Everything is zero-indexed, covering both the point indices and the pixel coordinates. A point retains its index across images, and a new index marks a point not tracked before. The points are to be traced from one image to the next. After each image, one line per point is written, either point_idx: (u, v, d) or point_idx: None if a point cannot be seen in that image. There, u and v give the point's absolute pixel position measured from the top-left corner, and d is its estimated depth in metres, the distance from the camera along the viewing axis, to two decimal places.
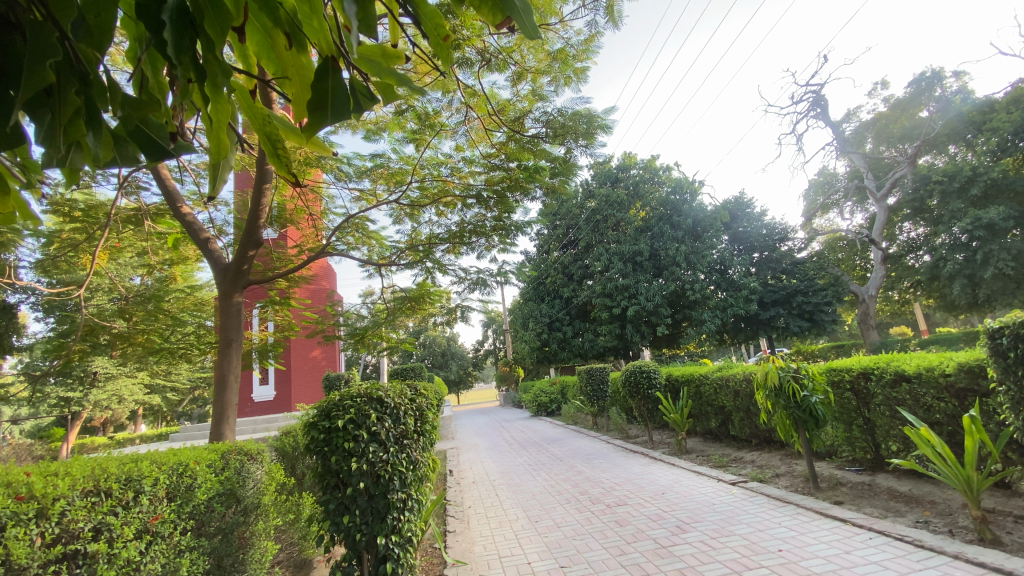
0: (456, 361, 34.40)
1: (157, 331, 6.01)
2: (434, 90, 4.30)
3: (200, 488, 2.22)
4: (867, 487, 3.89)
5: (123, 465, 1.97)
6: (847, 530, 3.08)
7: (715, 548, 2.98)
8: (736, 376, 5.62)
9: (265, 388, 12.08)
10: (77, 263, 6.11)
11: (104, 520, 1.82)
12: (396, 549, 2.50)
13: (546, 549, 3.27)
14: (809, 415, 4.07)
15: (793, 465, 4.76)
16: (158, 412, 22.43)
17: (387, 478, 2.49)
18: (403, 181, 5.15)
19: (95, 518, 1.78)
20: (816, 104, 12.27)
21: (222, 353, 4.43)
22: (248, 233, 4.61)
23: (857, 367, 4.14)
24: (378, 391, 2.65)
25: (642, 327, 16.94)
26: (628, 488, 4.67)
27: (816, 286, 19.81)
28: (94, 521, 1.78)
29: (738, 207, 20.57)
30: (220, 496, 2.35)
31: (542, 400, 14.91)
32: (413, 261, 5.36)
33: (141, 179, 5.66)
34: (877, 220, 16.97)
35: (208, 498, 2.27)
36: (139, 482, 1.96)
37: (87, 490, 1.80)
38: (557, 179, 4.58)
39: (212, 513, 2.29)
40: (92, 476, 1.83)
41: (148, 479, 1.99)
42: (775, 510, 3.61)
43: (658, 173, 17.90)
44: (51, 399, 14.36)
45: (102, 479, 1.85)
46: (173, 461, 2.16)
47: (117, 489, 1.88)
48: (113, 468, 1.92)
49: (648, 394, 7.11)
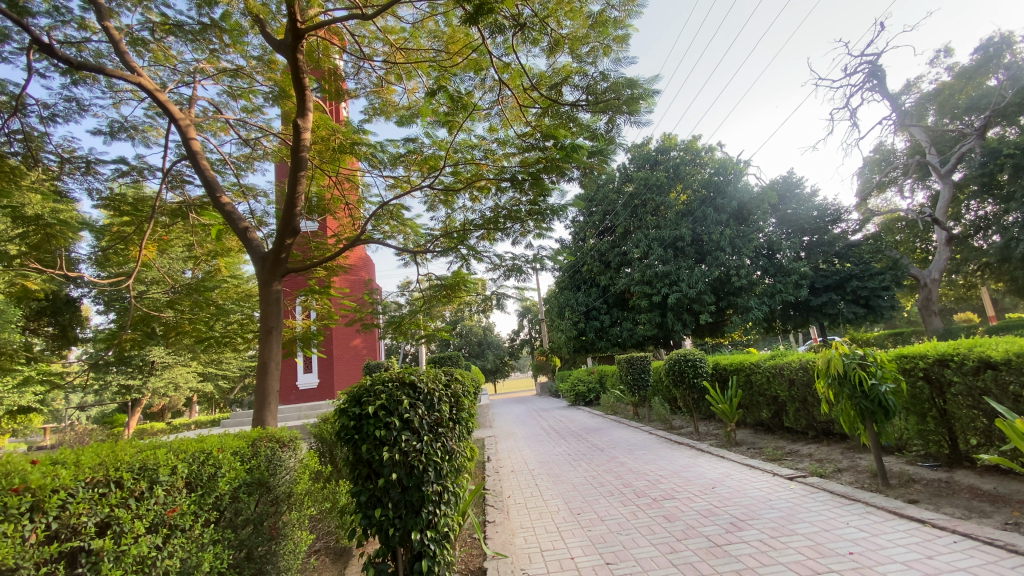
0: (492, 350, 34.66)
1: (203, 320, 6.17)
2: (466, 71, 4.42)
3: (223, 478, 2.15)
4: (944, 484, 3.55)
5: (138, 454, 1.87)
6: (927, 533, 2.78)
7: (776, 549, 2.76)
8: (791, 364, 5.28)
9: (309, 376, 12.41)
10: (127, 255, 6.35)
11: (113, 514, 1.71)
12: (432, 546, 2.41)
13: (590, 544, 3.12)
14: (878, 406, 3.74)
15: (856, 460, 4.43)
16: (211, 399, 23.61)
17: (421, 469, 2.39)
18: (437, 167, 5.07)
19: (101, 512, 1.66)
20: (873, 75, 11.39)
21: (263, 340, 4.47)
22: (285, 222, 4.60)
23: (932, 353, 3.76)
24: (410, 376, 2.56)
25: (685, 315, 16.50)
26: (674, 481, 4.47)
27: (873, 270, 18.70)
28: (99, 514, 1.66)
29: (786, 188, 19.55)
30: (247, 486, 2.29)
31: (581, 389, 14.72)
32: (448, 248, 5.17)
33: (185, 172, 5.81)
34: (941, 197, 15.77)
35: (233, 488, 2.20)
36: (155, 472, 1.86)
37: (94, 481, 1.68)
38: (596, 159, 4.32)
39: (238, 504, 2.24)
40: (102, 465, 1.72)
41: (164, 469, 1.89)
42: (841, 508, 3.33)
43: (699, 154, 17.24)
44: (114, 387, 15.28)
45: (113, 468, 1.73)
46: (195, 449, 2.07)
47: (129, 479, 1.77)
48: (126, 457, 1.81)
49: (693, 383, 6.80)
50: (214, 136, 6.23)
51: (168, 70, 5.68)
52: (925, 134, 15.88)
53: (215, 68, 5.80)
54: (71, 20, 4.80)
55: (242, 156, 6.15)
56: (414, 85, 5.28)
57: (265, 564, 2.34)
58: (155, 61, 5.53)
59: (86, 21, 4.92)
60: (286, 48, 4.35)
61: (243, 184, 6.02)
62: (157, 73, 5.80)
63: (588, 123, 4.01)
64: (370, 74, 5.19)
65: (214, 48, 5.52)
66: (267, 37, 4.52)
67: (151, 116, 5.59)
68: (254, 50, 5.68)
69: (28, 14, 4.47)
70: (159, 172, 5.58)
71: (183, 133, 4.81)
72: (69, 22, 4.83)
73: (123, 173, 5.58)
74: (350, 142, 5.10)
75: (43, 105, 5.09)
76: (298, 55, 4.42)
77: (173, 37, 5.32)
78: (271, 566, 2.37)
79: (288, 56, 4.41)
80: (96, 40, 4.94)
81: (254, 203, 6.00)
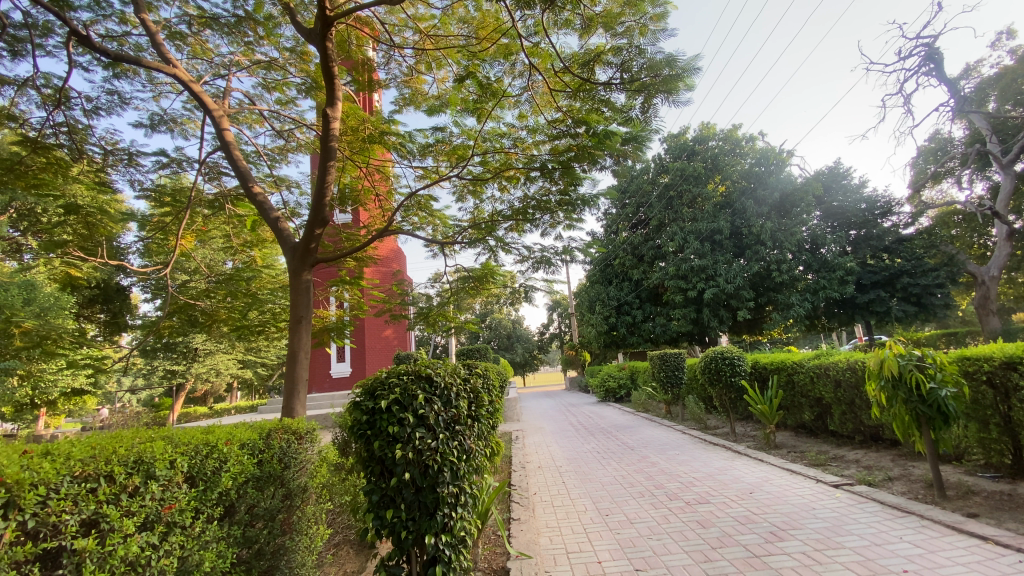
0: (521, 344, 34.68)
1: (237, 308, 6.31)
2: (495, 58, 4.28)
3: (228, 472, 2.10)
4: (1008, 497, 3.25)
5: (136, 446, 1.84)
6: (990, 551, 2.52)
7: (821, 563, 2.56)
8: (837, 364, 4.97)
9: (341, 365, 12.71)
10: (167, 245, 6.57)
11: (101, 511, 1.67)
12: (446, 551, 2.34)
13: (618, 549, 2.99)
14: (935, 411, 3.45)
15: (907, 468, 4.13)
16: (250, 385, 24.47)
17: (436, 469, 2.31)
18: (465, 156, 5.01)
19: (89, 509, 1.63)
20: (930, 59, 10.66)
21: (292, 329, 4.49)
22: (315, 212, 4.59)
23: (998, 356, 3.44)
24: (426, 369, 2.50)
25: (721, 311, 16.04)
26: (709, 484, 4.28)
27: (926, 266, 17.69)
28: (84, 511, 1.61)
29: (832, 179, 18.55)
30: (256, 480, 2.27)
31: (611, 385, 14.46)
32: (476, 240, 5.07)
33: (221, 164, 5.92)
34: (1003, 189, 14.71)
35: (240, 483, 2.17)
36: (151, 465, 1.82)
37: (84, 475, 1.65)
38: (630, 146, 4.21)
39: (247, 499, 2.21)
40: (93, 458, 1.68)
41: (161, 463, 1.85)
42: (893, 521, 3.08)
43: (740, 144, 16.61)
44: (160, 370, 16.00)
45: (105, 462, 1.70)
46: (199, 442, 2.04)
47: (122, 473, 1.74)
48: (123, 449, 1.78)
49: (731, 382, 6.52)
50: (250, 128, 6.31)
51: (205, 63, 5.80)
52: (986, 121, 14.73)
53: (249, 60, 5.87)
54: (112, 15, 4.95)
55: (276, 148, 6.22)
56: (445, 74, 5.20)
57: (277, 559, 2.33)
58: (193, 54, 5.67)
59: (126, 14, 5.06)
60: (315, 37, 4.30)
61: (277, 175, 6.10)
62: (195, 67, 5.94)
63: (621, 107, 3.81)
64: (400, 63, 5.15)
65: (249, 41, 5.60)
66: (298, 27, 4.47)
67: (188, 109, 5.72)
68: (287, 42, 5.72)
69: (70, 8, 4.63)
70: (196, 163, 5.70)
71: (217, 123, 4.88)
72: (111, 16, 4.98)
73: (163, 164, 5.74)
74: (380, 131, 5.10)
75: (87, 98, 5.27)
76: (328, 43, 4.36)
77: (209, 30, 5.44)
78: (285, 563, 2.36)
79: (318, 44, 4.36)
80: (135, 33, 5.09)
81: (287, 194, 6.08)
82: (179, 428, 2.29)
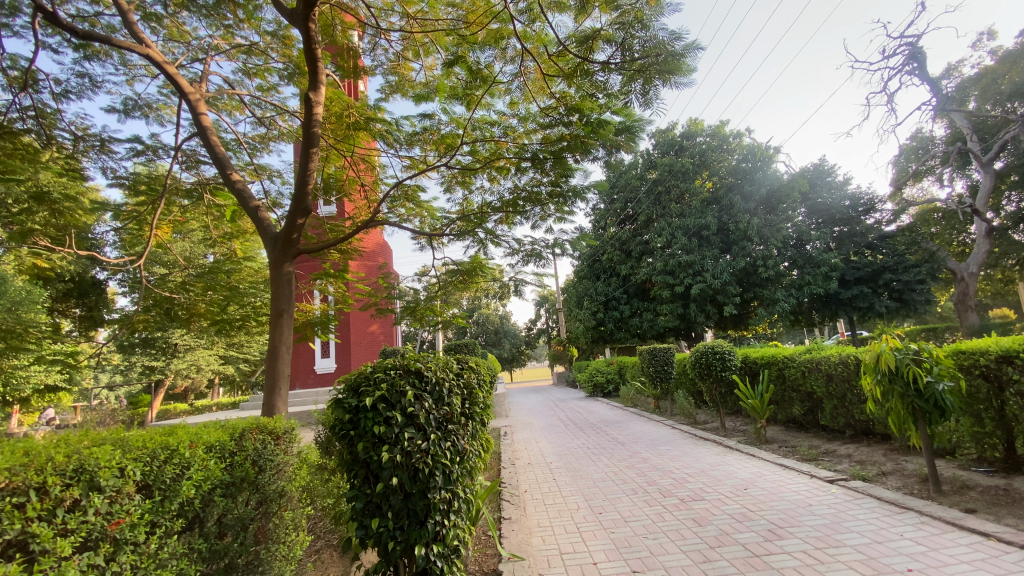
0: (509, 339, 34.66)
1: (216, 302, 6.12)
2: (485, 44, 4.11)
3: (189, 480, 1.95)
4: (1003, 492, 3.24)
5: (80, 451, 1.65)
6: (992, 548, 2.49)
7: (823, 562, 2.51)
8: (830, 358, 4.95)
9: (326, 361, 12.51)
10: (142, 236, 6.32)
11: (31, 530, 1.46)
12: (438, 562, 2.22)
13: (613, 549, 2.90)
14: (933, 405, 3.42)
15: (901, 463, 4.12)
16: (233, 381, 24.01)
17: (427, 473, 2.20)
18: (454, 146, 4.90)
19: (16, 528, 1.42)
20: (913, 58, 10.76)
21: (273, 324, 4.32)
22: (297, 202, 4.40)
23: (994, 350, 3.42)
24: (415, 364, 2.38)
25: (708, 306, 16.08)
26: (703, 480, 4.23)
27: (907, 262, 18.00)
28: (9, 532, 1.40)
29: (817, 176, 18.71)
30: (223, 486, 2.12)
31: (599, 380, 14.43)
32: (465, 232, 4.93)
33: (199, 152, 5.69)
34: (983, 187, 14.94)
35: (204, 491, 2.02)
36: (95, 475, 1.63)
37: (10, 489, 1.44)
38: (623, 137, 4.14)
39: (214, 508, 2.07)
40: (22, 467, 1.48)
41: (107, 472, 1.65)
42: (891, 517, 3.05)
43: (727, 140, 16.72)
44: (138, 366, 15.56)
45: (36, 472, 1.50)
46: (156, 445, 1.87)
47: (58, 485, 1.53)
48: (61, 456, 1.59)
49: (721, 376, 6.49)
50: (229, 115, 6.08)
51: (182, 47, 5.55)
52: (966, 120, 14.97)
53: (229, 45, 5.64)
54: None
55: (257, 136, 6.01)
56: (433, 62, 5.06)
57: (251, 571, 2.21)
58: (169, 37, 5.43)
59: None
60: (298, 17, 4.09)
61: (258, 164, 5.90)
62: (172, 50, 5.70)
63: (613, 96, 3.75)
64: (386, 50, 4.99)
65: (228, 24, 5.37)
66: (279, 7, 4.27)
67: (165, 94, 5.49)
68: (268, 25, 5.51)
69: None
70: (173, 151, 5.47)
71: (194, 108, 4.65)
72: None
73: (138, 152, 5.50)
74: (365, 119, 4.90)
75: (56, 81, 5.02)
76: (311, 25, 4.15)
77: (186, 12, 5.20)
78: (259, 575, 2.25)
79: (300, 26, 4.17)
80: (107, 14, 4.86)
81: (268, 184, 5.88)
82: (140, 429, 2.13)
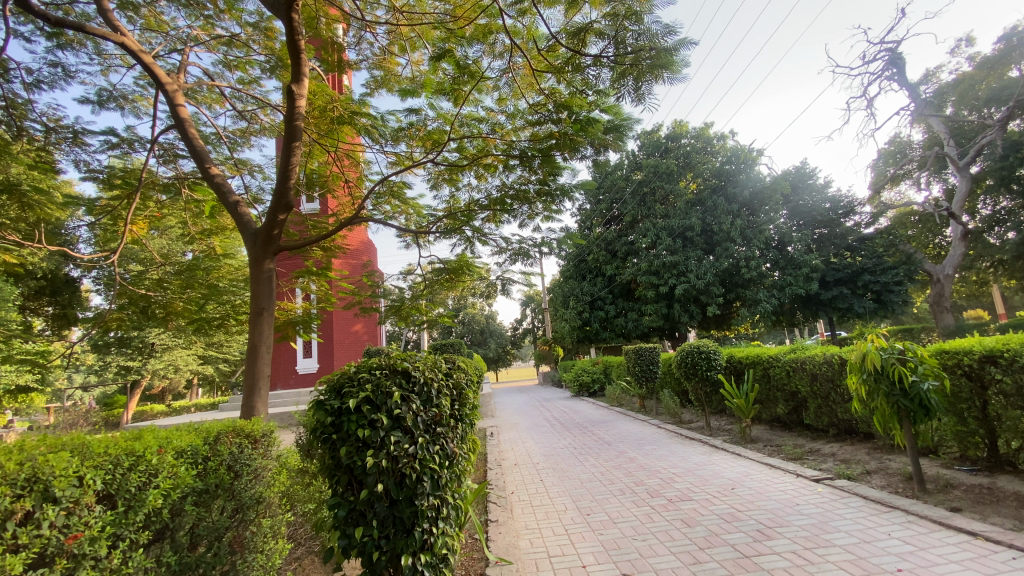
0: (494, 339, 34.60)
1: (195, 300, 5.95)
2: (473, 39, 4.04)
3: (157, 489, 1.85)
4: (986, 490, 3.28)
5: (35, 458, 1.55)
6: (980, 547, 2.50)
7: (813, 563, 2.50)
8: (814, 358, 4.99)
9: (308, 361, 12.30)
10: (117, 232, 6.12)
11: None
12: (425, 570, 2.16)
13: (602, 551, 2.87)
14: (917, 404, 3.45)
15: (885, 462, 4.16)
16: (213, 381, 23.52)
17: (414, 479, 2.13)
18: (441, 142, 4.83)
19: None
20: (893, 64, 10.98)
21: (254, 322, 4.19)
22: (279, 196, 4.27)
23: (978, 349, 3.46)
24: (402, 364, 2.31)
25: (692, 306, 16.23)
26: (691, 480, 4.22)
27: (885, 264, 18.37)
28: None
29: (799, 179, 18.99)
30: (195, 494, 2.03)
31: (585, 380, 14.45)
32: (452, 230, 4.87)
33: (177, 146, 5.51)
34: (958, 191, 15.30)
35: (175, 499, 1.93)
36: (50, 485, 1.54)
37: None
38: (611, 135, 4.11)
39: (184, 518, 1.98)
40: None
41: (63, 482, 1.56)
42: (878, 517, 3.06)
43: (711, 142, 16.94)
44: (114, 367, 15.13)
45: None
46: (121, 451, 1.78)
47: (8, 497, 1.44)
48: (14, 464, 1.49)
49: (707, 376, 6.52)
50: (208, 108, 5.91)
51: (160, 38, 5.38)
52: (943, 126, 15.34)
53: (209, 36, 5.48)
54: None
55: (238, 130, 5.86)
56: (419, 57, 4.98)
57: None
58: (147, 27, 5.26)
59: None
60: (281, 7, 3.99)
61: (238, 158, 5.75)
62: (150, 41, 5.52)
63: (603, 93, 3.72)
64: (372, 44, 4.90)
65: (208, 14, 5.23)
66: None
67: (141, 85, 5.31)
68: (250, 17, 5.37)
69: None
70: (149, 144, 5.30)
71: (171, 99, 4.49)
72: None
73: (113, 145, 5.31)
74: (350, 113, 4.79)
75: (27, 70, 4.82)
76: (294, 15, 4.04)
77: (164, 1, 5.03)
78: None
79: (284, 17, 4.07)
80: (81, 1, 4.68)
81: (248, 179, 5.74)
82: (106, 434, 2.02)
